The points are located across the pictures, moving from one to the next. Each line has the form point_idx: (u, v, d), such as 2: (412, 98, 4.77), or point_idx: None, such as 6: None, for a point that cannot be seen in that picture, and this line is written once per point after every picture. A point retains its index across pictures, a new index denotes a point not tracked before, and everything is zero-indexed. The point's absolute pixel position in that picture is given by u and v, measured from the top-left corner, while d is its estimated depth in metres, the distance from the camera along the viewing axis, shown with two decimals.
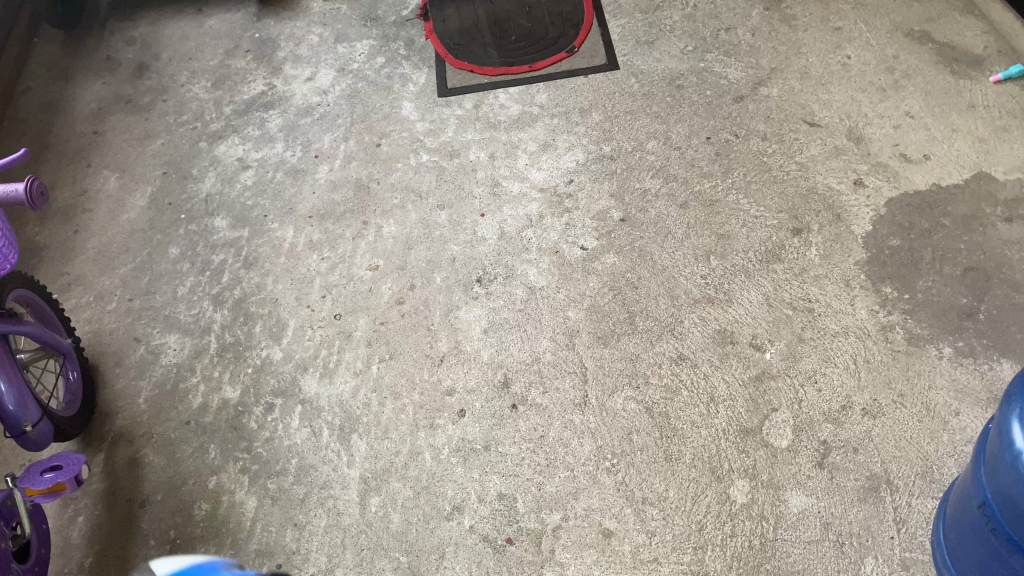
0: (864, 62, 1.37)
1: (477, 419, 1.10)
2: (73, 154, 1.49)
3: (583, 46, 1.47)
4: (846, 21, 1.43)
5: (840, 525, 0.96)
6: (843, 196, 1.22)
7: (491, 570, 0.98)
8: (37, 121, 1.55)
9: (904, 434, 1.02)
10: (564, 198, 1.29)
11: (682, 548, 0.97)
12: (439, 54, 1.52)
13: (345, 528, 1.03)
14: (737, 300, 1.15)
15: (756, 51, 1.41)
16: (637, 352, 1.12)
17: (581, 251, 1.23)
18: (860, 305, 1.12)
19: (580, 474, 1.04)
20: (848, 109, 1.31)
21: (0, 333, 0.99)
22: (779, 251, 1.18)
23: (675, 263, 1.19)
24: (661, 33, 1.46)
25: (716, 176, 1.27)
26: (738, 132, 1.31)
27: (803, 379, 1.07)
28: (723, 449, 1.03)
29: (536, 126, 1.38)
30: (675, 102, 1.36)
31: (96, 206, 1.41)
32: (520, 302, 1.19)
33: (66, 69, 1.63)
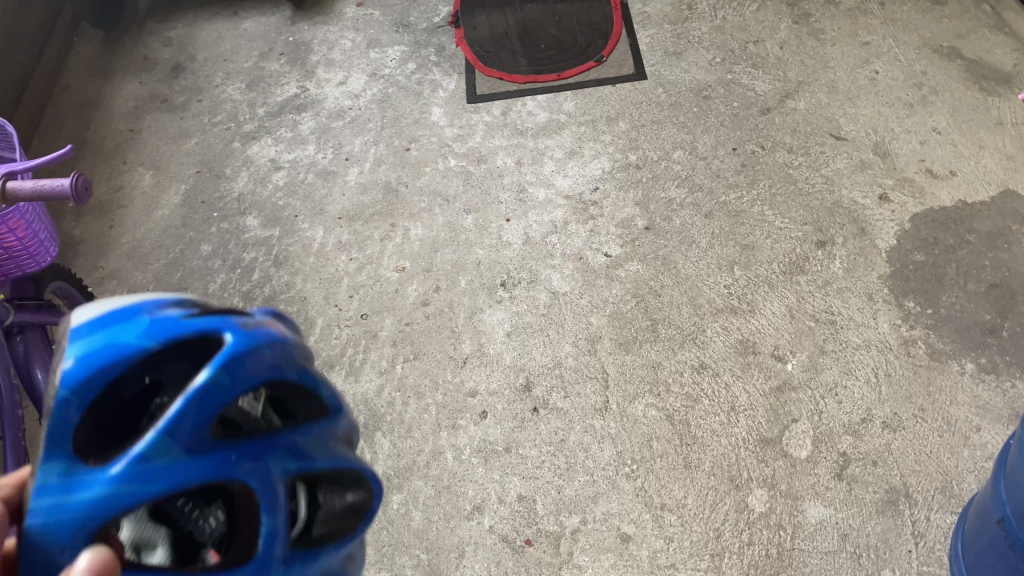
0: (892, 77, 1.37)
1: (499, 421, 1.11)
2: (110, 151, 1.52)
3: (611, 55, 1.49)
4: (875, 36, 1.44)
5: (858, 537, 0.97)
6: (867, 210, 1.23)
7: (510, 570, 1.00)
8: (76, 118, 1.59)
9: (923, 449, 1.02)
10: (589, 205, 1.30)
11: (699, 555, 0.98)
12: (469, 61, 1.54)
13: (367, 524, 1.05)
14: (760, 311, 1.16)
15: (784, 64, 1.42)
16: (658, 360, 1.13)
17: (605, 258, 1.24)
18: (883, 319, 1.13)
19: (600, 478, 1.05)
20: (874, 123, 1.32)
21: (39, 324, 1.03)
22: (803, 263, 1.19)
23: (698, 272, 1.20)
24: (689, 44, 1.48)
25: (741, 187, 1.28)
26: (764, 144, 1.32)
27: (824, 391, 1.08)
28: (743, 457, 1.04)
29: (563, 134, 1.40)
30: (702, 113, 1.38)
31: (130, 202, 1.44)
32: (544, 307, 1.21)
33: (104, 68, 1.67)
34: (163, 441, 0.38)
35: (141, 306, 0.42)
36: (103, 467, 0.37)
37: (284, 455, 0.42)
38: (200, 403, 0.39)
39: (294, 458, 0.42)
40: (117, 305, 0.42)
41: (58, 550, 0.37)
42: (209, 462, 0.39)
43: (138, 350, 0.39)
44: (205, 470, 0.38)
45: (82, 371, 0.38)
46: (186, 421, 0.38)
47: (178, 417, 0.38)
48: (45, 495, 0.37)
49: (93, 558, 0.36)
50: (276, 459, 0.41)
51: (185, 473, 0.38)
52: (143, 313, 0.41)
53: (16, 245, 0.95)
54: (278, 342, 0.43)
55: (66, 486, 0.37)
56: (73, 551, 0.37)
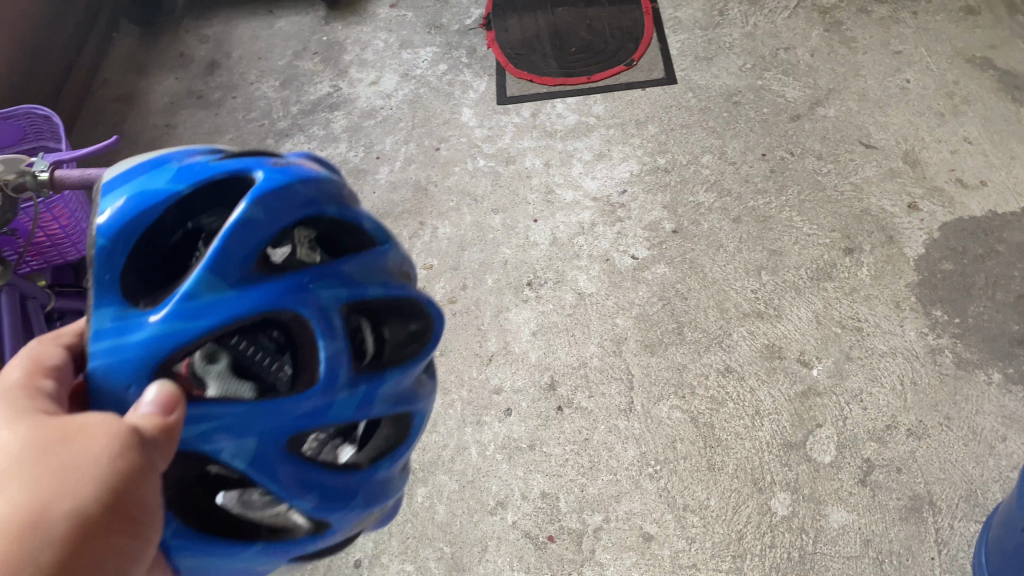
0: (924, 86, 1.37)
1: (524, 418, 1.12)
2: (146, 145, 1.55)
3: (642, 59, 1.49)
4: (907, 45, 1.43)
5: (880, 542, 0.98)
6: (896, 218, 1.23)
7: (532, 566, 1.01)
8: (114, 112, 1.62)
9: (948, 457, 1.02)
10: (616, 207, 1.31)
11: (720, 556, 0.99)
12: (500, 63, 1.56)
13: (392, 516, 1.06)
14: (786, 316, 1.16)
15: (815, 71, 1.42)
16: (684, 362, 1.14)
17: (631, 260, 1.25)
18: (909, 327, 1.13)
19: (623, 478, 1.06)
20: (905, 132, 1.32)
21: (76, 311, 1.06)
22: (830, 269, 1.19)
23: (725, 276, 1.21)
24: (720, 49, 1.48)
25: (770, 193, 1.28)
26: (793, 150, 1.33)
27: (849, 398, 1.08)
28: (766, 461, 1.05)
29: (592, 137, 1.41)
30: (731, 118, 1.38)
31: None
32: (570, 307, 1.22)
33: (142, 63, 1.70)
34: (214, 274, 0.41)
35: (170, 157, 0.44)
36: (157, 307, 0.40)
37: (333, 280, 0.45)
38: (242, 239, 0.41)
39: (342, 277, 0.45)
40: (145, 159, 0.45)
41: (123, 388, 0.39)
42: (260, 290, 0.41)
43: (172, 195, 0.42)
44: (257, 298, 0.41)
45: (123, 219, 0.41)
46: (233, 257, 0.41)
47: (224, 251, 0.41)
48: (102, 339, 0.39)
49: (158, 390, 0.38)
50: (324, 279, 0.44)
51: (236, 300, 0.41)
52: (172, 163, 0.44)
53: (58, 232, 0.97)
54: (312, 176, 0.46)
55: (121, 325, 0.40)
56: (139, 388, 0.39)
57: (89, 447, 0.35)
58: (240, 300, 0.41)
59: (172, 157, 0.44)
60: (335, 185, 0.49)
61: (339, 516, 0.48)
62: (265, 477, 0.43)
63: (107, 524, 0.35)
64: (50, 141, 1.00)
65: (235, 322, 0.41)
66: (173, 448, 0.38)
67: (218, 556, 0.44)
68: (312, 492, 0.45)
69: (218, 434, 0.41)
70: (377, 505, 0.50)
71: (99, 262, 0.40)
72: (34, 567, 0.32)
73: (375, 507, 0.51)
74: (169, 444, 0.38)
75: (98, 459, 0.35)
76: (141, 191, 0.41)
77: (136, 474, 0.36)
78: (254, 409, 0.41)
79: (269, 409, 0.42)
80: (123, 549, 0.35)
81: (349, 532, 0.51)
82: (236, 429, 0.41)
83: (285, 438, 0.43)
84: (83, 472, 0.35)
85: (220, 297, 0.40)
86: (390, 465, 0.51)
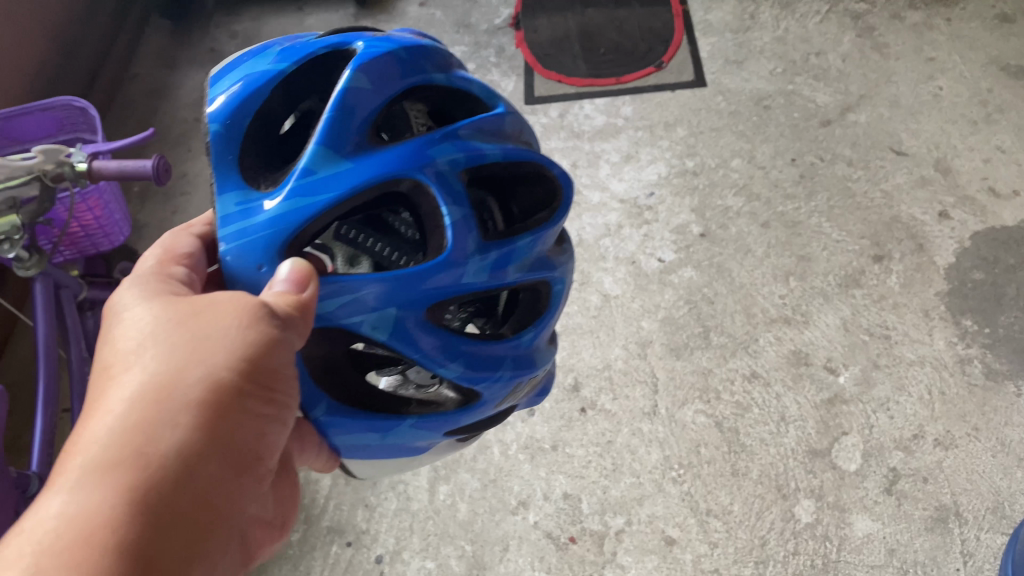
0: (957, 94, 1.36)
1: (547, 419, 1.12)
2: (176, 139, 1.57)
3: (672, 61, 1.49)
4: (940, 52, 1.42)
5: (905, 552, 0.97)
6: (927, 226, 1.22)
7: (554, 567, 1.01)
8: (144, 105, 1.63)
9: (975, 468, 1.01)
10: (643, 210, 1.31)
11: (743, 561, 0.99)
12: (528, 63, 1.55)
13: (413, 513, 1.07)
14: (814, 322, 1.15)
15: (846, 77, 1.41)
16: (709, 367, 1.13)
17: (658, 263, 1.25)
18: (938, 336, 1.12)
19: (646, 481, 1.05)
20: (936, 139, 1.31)
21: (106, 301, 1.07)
22: (858, 276, 1.19)
23: (752, 281, 1.20)
24: (751, 53, 1.48)
25: (799, 198, 1.28)
26: (823, 156, 1.32)
27: (876, 406, 1.07)
28: (791, 468, 1.04)
29: (620, 138, 1.41)
30: (761, 123, 1.38)
31: (193, 189, 1.48)
32: (595, 309, 1.22)
33: (172, 56, 1.72)
34: (332, 155, 0.49)
35: (270, 49, 0.53)
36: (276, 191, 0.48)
37: (437, 146, 0.51)
38: (343, 117, 0.49)
39: (450, 144, 0.52)
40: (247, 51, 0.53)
41: (255, 268, 0.48)
42: (371, 163, 0.49)
43: (273, 75, 0.51)
44: (366, 166, 0.49)
45: (232, 104, 0.49)
46: (339, 134, 0.49)
47: (332, 129, 0.49)
48: (230, 223, 0.48)
49: (291, 267, 0.46)
50: (431, 147, 0.51)
51: (353, 175, 0.48)
52: (272, 53, 0.52)
53: (92, 222, 0.98)
54: (402, 49, 0.53)
55: (247, 203, 0.48)
56: (269, 266, 0.48)
57: (223, 317, 0.45)
58: (352, 174, 0.48)
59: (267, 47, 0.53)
60: (426, 56, 0.55)
61: (485, 381, 0.58)
62: (406, 343, 0.52)
63: (237, 387, 0.44)
64: (85, 132, 1.02)
65: (351, 193, 0.48)
66: (306, 319, 0.47)
67: (375, 428, 0.58)
68: (456, 360, 0.56)
69: (356, 305, 0.50)
70: (523, 372, 0.61)
71: (222, 151, 0.49)
72: (180, 421, 0.41)
73: (523, 375, 0.61)
74: (301, 316, 0.46)
75: (229, 328, 0.44)
76: (254, 88, 0.50)
77: (263, 343, 0.45)
78: (389, 281, 0.50)
79: (402, 280, 0.50)
80: (249, 410, 0.45)
81: (501, 401, 0.63)
82: (375, 298, 0.50)
83: (417, 301, 0.51)
84: (215, 343, 0.44)
85: (337, 173, 0.48)
86: (535, 334, 0.62)
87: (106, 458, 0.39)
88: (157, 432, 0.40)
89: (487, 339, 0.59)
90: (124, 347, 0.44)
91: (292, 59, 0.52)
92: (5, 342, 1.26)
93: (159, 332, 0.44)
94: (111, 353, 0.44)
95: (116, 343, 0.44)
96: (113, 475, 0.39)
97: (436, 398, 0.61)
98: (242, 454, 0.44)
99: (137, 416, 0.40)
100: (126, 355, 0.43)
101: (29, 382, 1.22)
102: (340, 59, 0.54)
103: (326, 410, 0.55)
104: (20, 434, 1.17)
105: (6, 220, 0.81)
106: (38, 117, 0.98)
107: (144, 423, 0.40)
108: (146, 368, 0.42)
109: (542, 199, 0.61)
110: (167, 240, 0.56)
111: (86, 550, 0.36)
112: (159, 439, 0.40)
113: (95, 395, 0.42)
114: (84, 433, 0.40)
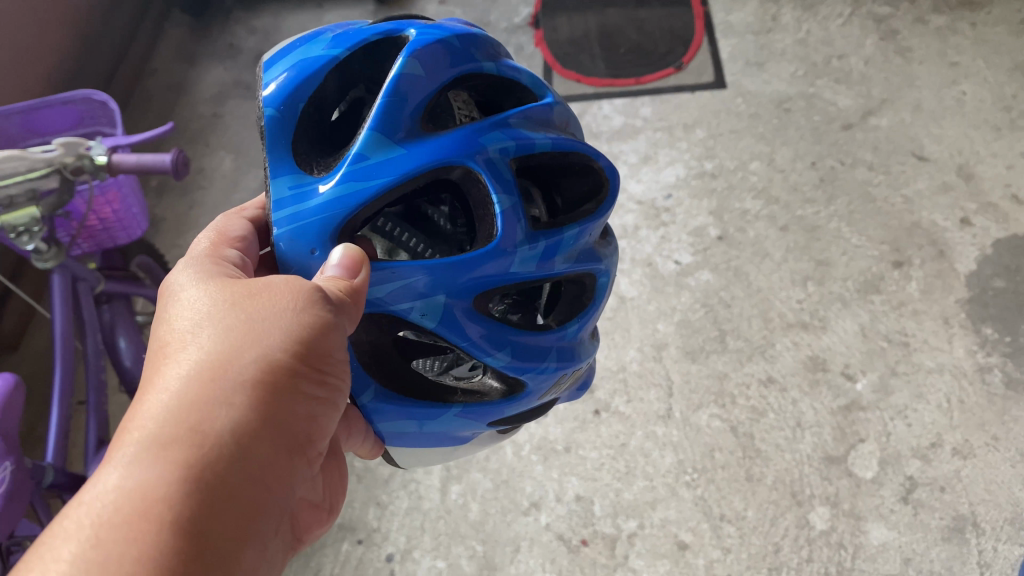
0: (980, 99, 1.34)
1: (561, 420, 1.12)
2: (194, 134, 1.57)
3: (692, 62, 1.48)
4: (964, 56, 1.40)
5: (921, 562, 0.96)
6: (948, 233, 1.20)
7: (565, 569, 1.01)
8: (164, 99, 1.64)
9: (994, 478, 1.00)
10: (661, 211, 1.30)
11: (756, 568, 0.98)
12: (547, 62, 1.55)
13: (425, 512, 1.07)
14: (832, 328, 1.14)
15: (868, 80, 1.40)
16: (725, 371, 1.13)
17: (674, 265, 1.24)
18: (958, 344, 1.10)
19: (659, 485, 1.05)
20: (959, 145, 1.29)
21: (123, 293, 1.08)
22: (878, 282, 1.17)
23: (770, 285, 1.20)
24: (772, 55, 1.46)
25: (819, 202, 1.27)
26: (844, 160, 1.31)
27: (893, 414, 1.06)
28: (806, 474, 1.03)
29: (638, 139, 1.40)
30: (781, 126, 1.36)
31: (211, 184, 1.49)
32: (610, 310, 1.21)
33: (192, 51, 1.72)
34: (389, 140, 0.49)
35: (320, 33, 0.52)
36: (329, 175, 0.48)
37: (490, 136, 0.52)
38: (396, 104, 0.49)
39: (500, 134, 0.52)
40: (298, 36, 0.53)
41: (309, 253, 0.48)
42: (428, 151, 0.49)
43: (328, 60, 0.50)
44: (420, 152, 0.49)
45: (288, 87, 0.48)
46: (393, 120, 0.49)
47: (386, 114, 0.49)
48: (283, 207, 0.47)
49: (343, 254, 0.46)
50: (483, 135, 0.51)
51: (410, 160, 0.49)
52: (323, 38, 0.52)
53: (110, 216, 0.98)
54: (451, 36, 0.53)
55: (299, 186, 0.48)
56: (322, 252, 0.48)
57: (278, 299, 0.44)
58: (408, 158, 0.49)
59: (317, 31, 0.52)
60: (474, 44, 0.55)
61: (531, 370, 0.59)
62: (454, 331, 0.53)
63: (291, 369, 0.43)
64: (105, 125, 1.02)
65: (404, 179, 0.48)
66: (357, 304, 0.47)
67: (419, 417, 0.58)
68: (503, 349, 0.56)
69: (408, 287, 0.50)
70: (567, 364, 0.62)
71: (277, 132, 0.48)
72: (233, 400, 0.40)
73: (567, 367, 0.62)
74: (353, 301, 0.47)
75: (285, 312, 0.44)
76: (311, 68, 0.49)
77: (316, 327, 0.44)
78: (441, 269, 0.50)
79: (453, 268, 0.50)
80: (304, 395, 0.43)
81: (545, 392, 0.63)
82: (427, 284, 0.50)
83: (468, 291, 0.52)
84: (270, 325, 0.43)
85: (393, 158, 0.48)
86: (580, 326, 0.62)
87: (165, 434, 0.38)
88: (214, 409, 0.39)
89: (533, 330, 0.59)
90: (179, 330, 0.43)
91: (346, 44, 0.51)
92: (23, 333, 1.26)
93: (213, 319, 0.43)
94: (165, 341, 0.43)
95: (171, 332, 0.43)
96: (169, 451, 0.37)
97: (479, 388, 0.61)
98: (298, 438, 0.42)
99: (194, 394, 0.39)
100: (181, 341, 0.42)
101: (45, 373, 1.22)
102: (392, 47, 0.54)
103: (372, 397, 0.55)
104: (36, 425, 1.17)
105: (26, 212, 0.81)
106: (59, 110, 0.98)
107: (201, 402, 0.39)
108: (203, 350, 0.41)
109: (587, 191, 0.61)
110: (219, 222, 0.56)
111: (145, 519, 0.35)
112: (217, 415, 0.39)
113: (147, 378, 0.41)
114: (140, 414, 0.39)
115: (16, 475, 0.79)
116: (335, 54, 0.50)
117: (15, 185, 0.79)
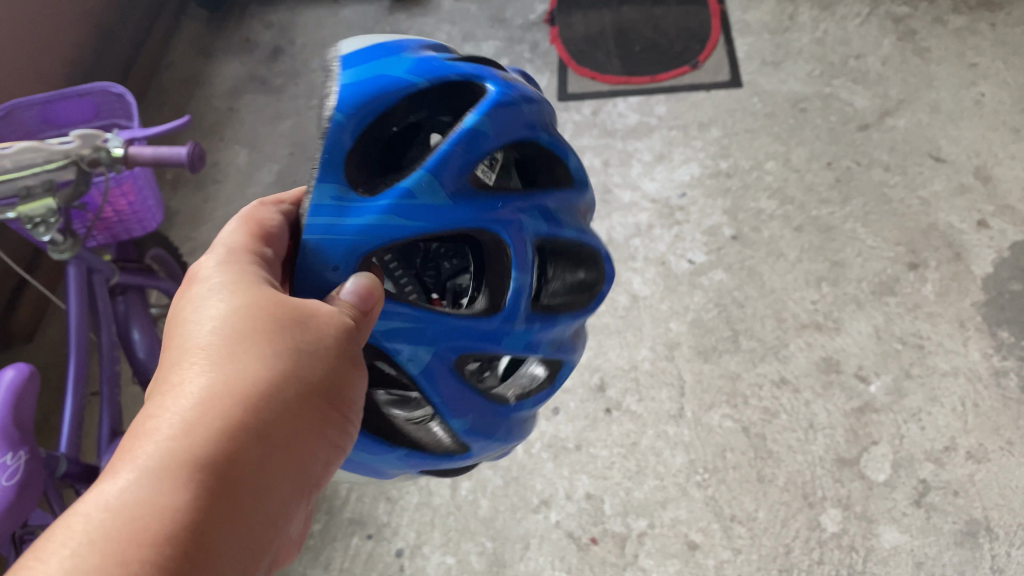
0: (999, 101, 1.33)
1: (572, 418, 1.11)
2: (209, 128, 1.58)
3: (708, 61, 1.47)
4: (984, 57, 1.39)
5: (933, 566, 0.95)
6: (964, 235, 1.19)
7: (575, 567, 1.01)
8: (179, 93, 1.64)
9: (1009, 483, 0.99)
10: (674, 210, 1.30)
11: (766, 569, 0.97)
12: (562, 60, 1.54)
13: (435, 507, 1.07)
14: (846, 330, 1.14)
15: (886, 80, 1.39)
16: (738, 371, 1.12)
17: (688, 265, 1.23)
18: (973, 347, 1.10)
19: (670, 484, 1.04)
20: (977, 146, 1.28)
21: (137, 285, 1.08)
22: (893, 284, 1.17)
23: (784, 285, 1.19)
24: (788, 54, 1.46)
25: (834, 203, 1.26)
26: (860, 160, 1.30)
27: (907, 416, 1.06)
28: (818, 476, 1.03)
29: (653, 137, 1.39)
30: (797, 125, 1.36)
31: (225, 178, 1.49)
32: (623, 309, 1.21)
33: (208, 45, 1.72)
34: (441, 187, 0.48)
35: (403, 49, 0.49)
36: (374, 198, 0.46)
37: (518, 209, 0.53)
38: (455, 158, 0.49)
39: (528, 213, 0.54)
40: (380, 40, 0.49)
41: (331, 267, 0.46)
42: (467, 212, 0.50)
43: (410, 86, 0.47)
44: (460, 210, 0.49)
45: (366, 100, 0.45)
46: (447, 171, 0.49)
47: (445, 164, 0.48)
48: (321, 215, 0.45)
49: (356, 282, 0.45)
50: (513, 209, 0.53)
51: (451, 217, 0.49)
52: (405, 57, 0.49)
53: (125, 208, 0.99)
54: (520, 102, 0.53)
55: (341, 205, 0.45)
56: (343, 270, 0.46)
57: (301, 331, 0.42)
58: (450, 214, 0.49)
59: (401, 51, 0.49)
60: (535, 118, 0.55)
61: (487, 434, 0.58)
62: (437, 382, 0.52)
63: (307, 403, 0.41)
64: (121, 117, 1.03)
65: (442, 229, 0.49)
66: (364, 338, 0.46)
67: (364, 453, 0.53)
68: (467, 414, 0.55)
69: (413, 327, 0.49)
70: (509, 441, 0.61)
71: (337, 143, 0.44)
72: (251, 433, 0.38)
73: (507, 442, 0.61)
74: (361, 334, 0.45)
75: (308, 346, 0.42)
76: (392, 88, 0.46)
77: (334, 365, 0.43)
78: (437, 325, 0.50)
79: (447, 327, 0.50)
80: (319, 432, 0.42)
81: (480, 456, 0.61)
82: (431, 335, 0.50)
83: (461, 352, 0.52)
84: (290, 354, 0.41)
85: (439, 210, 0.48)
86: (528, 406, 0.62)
87: (184, 455, 0.36)
88: (237, 440, 0.38)
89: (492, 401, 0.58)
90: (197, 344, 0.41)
91: (431, 77, 0.49)
92: (37, 324, 1.27)
93: (242, 334, 0.41)
94: (187, 347, 0.41)
95: (196, 340, 0.41)
96: (182, 475, 0.35)
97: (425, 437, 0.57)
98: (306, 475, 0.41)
99: (219, 418, 0.38)
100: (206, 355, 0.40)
101: (59, 365, 1.23)
102: (467, 89, 0.52)
103: None
104: (49, 415, 1.18)
105: (42, 203, 0.81)
106: (76, 102, 0.99)
107: (227, 430, 0.38)
108: (231, 372, 0.40)
109: (583, 280, 0.64)
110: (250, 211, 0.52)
111: (144, 540, 0.33)
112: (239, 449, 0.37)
113: (160, 391, 0.39)
114: (160, 425, 0.37)
115: (30, 465, 0.79)
116: (418, 81, 0.48)
117: (32, 176, 0.79)
